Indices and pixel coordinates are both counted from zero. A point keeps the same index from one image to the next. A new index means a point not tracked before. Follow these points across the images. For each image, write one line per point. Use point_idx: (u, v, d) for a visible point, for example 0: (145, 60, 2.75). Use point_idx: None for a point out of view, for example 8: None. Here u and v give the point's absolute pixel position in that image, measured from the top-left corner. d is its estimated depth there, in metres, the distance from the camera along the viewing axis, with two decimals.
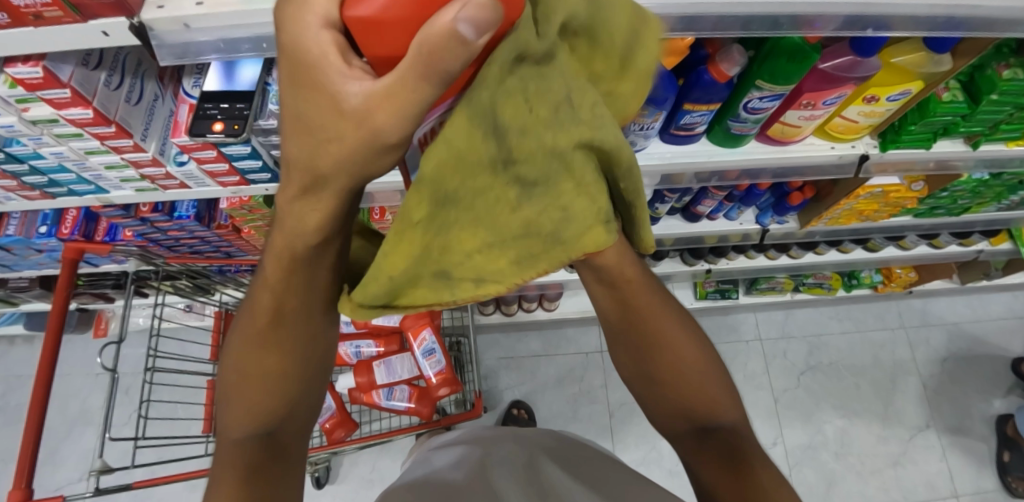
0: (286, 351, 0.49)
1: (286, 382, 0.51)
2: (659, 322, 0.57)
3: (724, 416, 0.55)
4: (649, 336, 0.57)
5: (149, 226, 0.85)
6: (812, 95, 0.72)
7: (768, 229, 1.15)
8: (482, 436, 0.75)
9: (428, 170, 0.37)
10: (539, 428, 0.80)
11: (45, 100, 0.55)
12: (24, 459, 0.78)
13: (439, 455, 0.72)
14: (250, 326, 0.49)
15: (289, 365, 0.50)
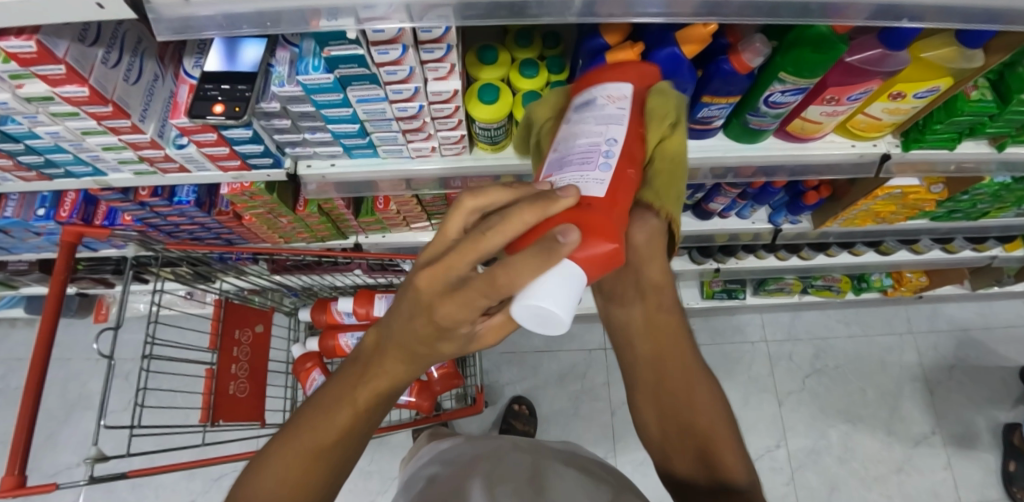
0: (347, 432, 0.52)
1: (328, 465, 0.51)
2: (684, 361, 0.62)
3: (737, 477, 0.54)
4: (673, 367, 0.62)
5: (148, 210, 0.83)
6: (836, 90, 0.69)
7: (781, 229, 1.11)
8: (487, 453, 0.72)
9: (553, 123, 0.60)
10: (544, 448, 0.77)
11: (39, 76, 0.53)
12: (17, 445, 0.77)
13: (443, 471, 0.69)
14: (324, 412, 0.52)
15: (337, 447, 0.51)
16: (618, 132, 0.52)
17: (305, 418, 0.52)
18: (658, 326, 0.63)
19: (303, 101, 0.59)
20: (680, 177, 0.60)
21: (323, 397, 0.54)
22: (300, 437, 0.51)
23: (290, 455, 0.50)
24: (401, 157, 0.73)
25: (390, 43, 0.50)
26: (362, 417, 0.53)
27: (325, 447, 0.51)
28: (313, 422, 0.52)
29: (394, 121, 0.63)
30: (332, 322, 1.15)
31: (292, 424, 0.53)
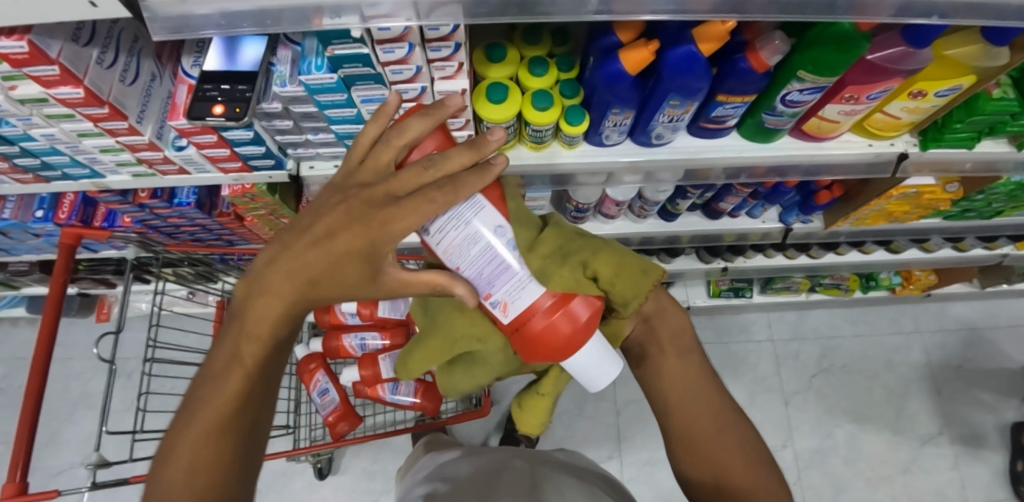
0: (246, 392, 0.47)
1: (236, 432, 0.46)
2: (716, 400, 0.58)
3: None
4: (707, 411, 0.58)
5: (148, 212, 0.81)
6: (855, 89, 0.67)
7: (791, 228, 1.09)
8: (488, 465, 0.70)
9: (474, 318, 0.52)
10: (545, 461, 0.75)
11: (32, 78, 0.51)
12: (18, 452, 0.76)
13: (443, 482, 0.67)
14: (218, 380, 0.47)
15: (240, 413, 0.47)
16: (496, 220, 0.45)
17: (195, 400, 0.47)
18: (692, 367, 0.60)
19: (305, 102, 0.57)
20: (624, 258, 0.51)
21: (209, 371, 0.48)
22: (194, 421, 0.45)
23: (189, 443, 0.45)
24: None
25: (396, 42, 0.48)
26: (255, 377, 0.47)
27: (225, 418, 0.46)
28: (203, 399, 0.46)
29: (400, 121, 0.61)
30: (336, 323, 1.14)
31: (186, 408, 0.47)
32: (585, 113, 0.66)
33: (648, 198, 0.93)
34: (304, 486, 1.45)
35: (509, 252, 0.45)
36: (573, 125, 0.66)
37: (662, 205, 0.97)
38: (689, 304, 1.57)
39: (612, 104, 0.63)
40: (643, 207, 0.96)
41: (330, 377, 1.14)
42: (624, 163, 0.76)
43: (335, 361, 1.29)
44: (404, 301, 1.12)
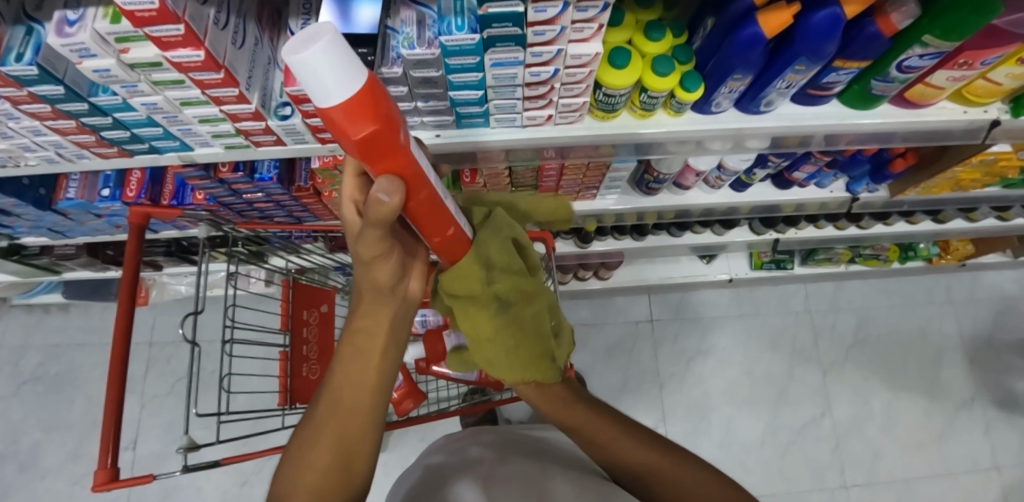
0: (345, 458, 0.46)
1: (327, 440, 0.45)
2: (606, 436, 0.59)
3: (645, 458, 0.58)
4: (609, 458, 0.59)
5: (225, 188, 0.78)
6: (972, 54, 0.65)
7: (858, 198, 1.08)
8: (479, 460, 0.65)
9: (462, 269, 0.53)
10: (542, 450, 0.71)
11: (151, 39, 0.47)
12: (107, 437, 0.74)
13: (484, 456, 0.66)
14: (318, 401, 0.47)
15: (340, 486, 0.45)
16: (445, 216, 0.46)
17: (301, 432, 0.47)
18: (577, 429, 0.61)
19: (430, 66, 0.54)
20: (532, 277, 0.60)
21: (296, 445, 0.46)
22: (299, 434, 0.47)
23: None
24: (511, 127, 0.69)
25: (551, 1, 0.45)
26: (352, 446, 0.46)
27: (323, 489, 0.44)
28: (305, 448, 0.45)
29: (521, 87, 0.58)
30: None
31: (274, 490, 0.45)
32: (702, 79, 0.64)
33: (729, 168, 0.90)
34: None
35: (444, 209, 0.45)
36: (689, 91, 0.63)
37: (739, 175, 0.95)
38: (731, 277, 1.57)
39: (736, 69, 0.60)
40: (720, 177, 0.95)
41: None
42: (726, 133, 0.74)
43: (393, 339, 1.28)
44: None
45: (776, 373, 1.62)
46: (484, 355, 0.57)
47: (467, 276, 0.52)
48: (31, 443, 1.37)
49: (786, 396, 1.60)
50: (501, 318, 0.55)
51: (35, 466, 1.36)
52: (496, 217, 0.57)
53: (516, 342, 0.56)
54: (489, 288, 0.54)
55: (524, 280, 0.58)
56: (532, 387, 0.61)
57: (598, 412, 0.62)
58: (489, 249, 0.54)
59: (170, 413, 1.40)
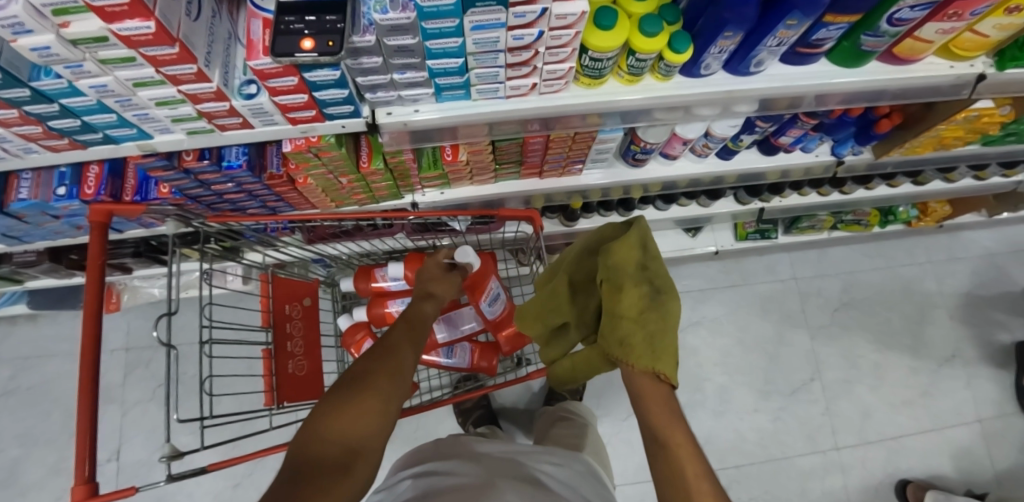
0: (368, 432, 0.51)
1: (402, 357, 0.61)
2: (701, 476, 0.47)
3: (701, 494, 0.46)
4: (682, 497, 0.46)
5: (192, 179, 0.73)
6: (962, 4, 0.63)
7: (844, 161, 1.07)
8: (472, 482, 0.57)
9: (615, 252, 0.66)
10: (538, 485, 0.59)
11: (92, 9, 0.42)
12: (82, 450, 0.69)
13: (480, 474, 0.59)
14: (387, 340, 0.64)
15: (355, 454, 0.48)
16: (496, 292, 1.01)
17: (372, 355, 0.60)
18: (664, 448, 0.51)
19: (406, 32, 0.50)
20: (672, 289, 0.63)
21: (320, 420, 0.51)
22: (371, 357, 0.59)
23: (298, 470, 0.45)
24: (494, 98, 0.65)
25: None
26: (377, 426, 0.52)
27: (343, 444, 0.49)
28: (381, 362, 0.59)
29: (504, 53, 0.55)
30: (379, 291, 1.09)
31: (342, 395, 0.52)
32: (690, 39, 0.61)
33: (716, 135, 0.88)
34: None
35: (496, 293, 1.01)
36: (678, 53, 0.61)
37: (727, 142, 0.93)
38: (718, 249, 1.57)
39: (728, 24, 0.58)
40: (708, 144, 0.92)
41: None
42: (717, 96, 0.72)
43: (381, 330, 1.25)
44: None
45: (767, 341, 1.64)
46: (623, 332, 0.61)
47: (619, 254, 0.65)
48: (7, 461, 1.31)
49: (777, 364, 1.62)
50: (648, 301, 0.61)
51: (12, 484, 1.30)
52: (640, 226, 0.69)
53: (658, 326, 0.59)
54: (645, 273, 0.64)
55: (659, 279, 0.64)
56: (653, 382, 0.57)
57: (694, 445, 0.51)
58: (633, 238, 0.66)
59: (152, 420, 1.34)
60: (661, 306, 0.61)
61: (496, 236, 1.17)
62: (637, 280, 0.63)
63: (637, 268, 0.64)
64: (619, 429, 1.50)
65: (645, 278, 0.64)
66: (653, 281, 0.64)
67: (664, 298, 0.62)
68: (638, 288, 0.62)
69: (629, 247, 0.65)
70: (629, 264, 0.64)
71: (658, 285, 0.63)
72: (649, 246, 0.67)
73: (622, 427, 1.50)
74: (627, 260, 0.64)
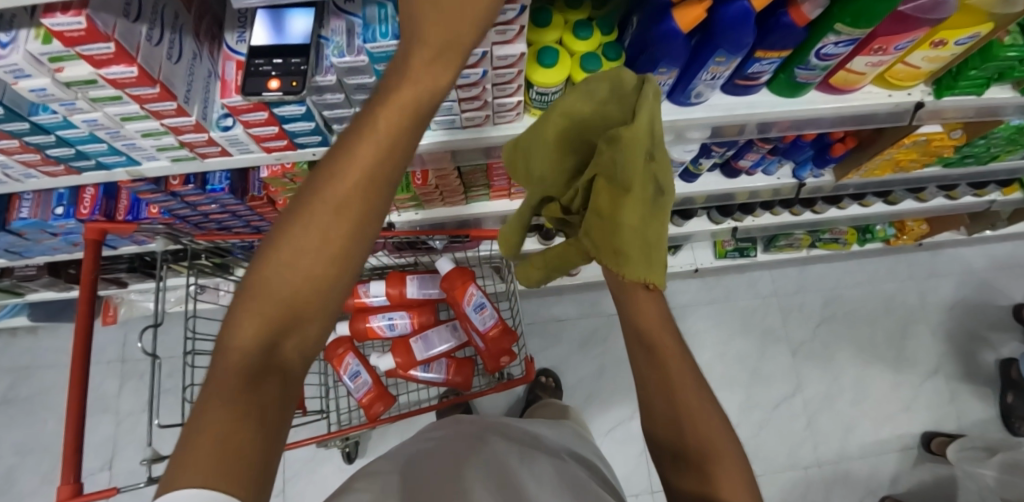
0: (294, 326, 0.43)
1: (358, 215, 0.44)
2: (687, 391, 0.58)
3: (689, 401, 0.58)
4: (671, 403, 0.58)
5: (178, 201, 0.79)
6: (885, 40, 0.69)
7: (805, 183, 1.12)
8: (465, 439, 0.64)
9: (626, 139, 0.56)
10: (525, 444, 0.67)
11: (83, 57, 0.49)
12: (70, 453, 0.74)
13: (472, 431, 0.67)
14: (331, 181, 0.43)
15: (287, 345, 0.43)
16: (480, 300, 1.07)
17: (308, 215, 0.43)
18: (656, 353, 0.61)
19: (362, 72, 0.56)
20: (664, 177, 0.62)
21: (231, 310, 0.43)
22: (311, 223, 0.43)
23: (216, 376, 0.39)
24: (451, 128, 0.71)
25: None
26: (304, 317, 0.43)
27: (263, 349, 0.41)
28: (318, 228, 0.43)
29: (454, 89, 0.61)
30: (361, 306, 1.14)
31: (266, 282, 0.42)
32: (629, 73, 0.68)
33: (674, 159, 0.94)
34: (333, 471, 1.44)
35: (480, 300, 1.07)
36: None
37: (686, 166, 0.99)
38: (698, 266, 1.62)
39: (661, 62, 0.64)
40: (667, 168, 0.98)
41: (360, 360, 1.13)
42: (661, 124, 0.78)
43: (364, 344, 1.30)
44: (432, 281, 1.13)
45: (748, 357, 1.67)
46: (623, 241, 0.63)
47: (632, 149, 0.56)
48: (4, 468, 1.36)
49: (758, 378, 1.65)
50: (649, 205, 0.62)
51: (8, 492, 1.34)
52: (648, 94, 0.54)
53: (654, 232, 0.63)
54: (651, 169, 0.59)
55: (659, 172, 0.61)
56: (646, 292, 0.65)
57: (686, 364, 0.61)
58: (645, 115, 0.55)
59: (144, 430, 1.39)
60: (656, 204, 0.62)
61: (473, 254, 1.22)
62: (645, 179, 0.59)
63: (644, 159, 0.57)
64: (601, 443, 1.52)
65: (649, 167, 0.59)
66: (654, 170, 0.60)
67: (657, 196, 0.62)
68: (642, 187, 0.59)
69: (642, 135, 0.56)
70: (639, 156, 0.57)
71: (657, 177, 0.61)
72: (656, 126, 0.57)
73: (604, 440, 1.53)
74: (637, 154, 0.57)
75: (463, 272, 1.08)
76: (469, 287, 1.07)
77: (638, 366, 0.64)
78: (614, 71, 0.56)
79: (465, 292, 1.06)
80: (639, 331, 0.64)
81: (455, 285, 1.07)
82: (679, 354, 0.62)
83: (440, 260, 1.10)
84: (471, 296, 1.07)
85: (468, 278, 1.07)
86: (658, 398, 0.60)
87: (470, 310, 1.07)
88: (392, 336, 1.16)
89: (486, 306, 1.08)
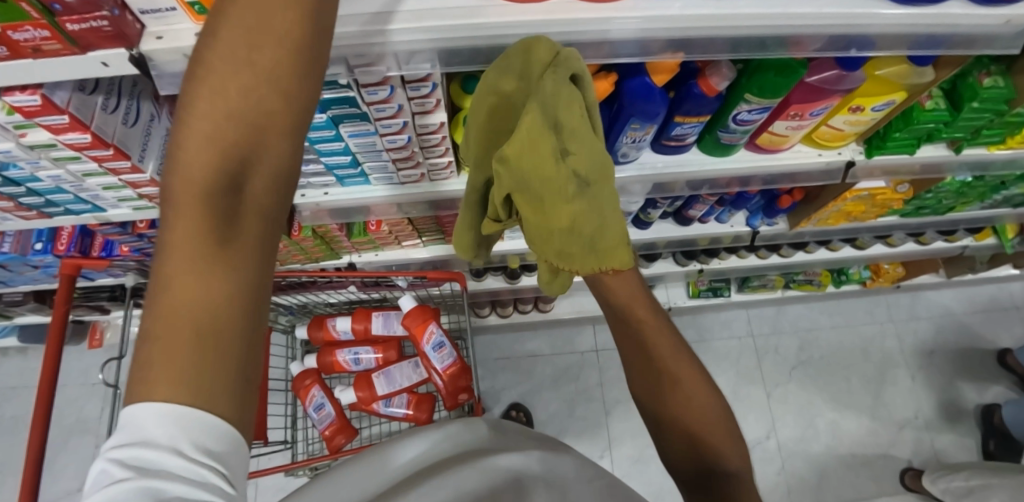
0: (261, 139, 0.34)
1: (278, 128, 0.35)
2: (668, 361, 0.57)
3: (674, 370, 0.57)
4: (657, 374, 0.57)
5: (146, 241, 0.86)
6: (799, 106, 0.72)
7: (758, 231, 1.15)
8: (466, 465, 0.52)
9: (520, 135, 0.48)
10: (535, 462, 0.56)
11: (43, 126, 0.55)
12: (29, 480, 0.79)
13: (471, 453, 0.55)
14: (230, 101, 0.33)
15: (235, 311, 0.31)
16: (439, 337, 1.11)
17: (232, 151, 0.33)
18: (635, 323, 0.58)
19: None
20: (599, 151, 0.52)
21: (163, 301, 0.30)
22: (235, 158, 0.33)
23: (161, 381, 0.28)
24: (391, 184, 0.77)
25: (379, 85, 0.54)
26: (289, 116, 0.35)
27: (223, 187, 0.32)
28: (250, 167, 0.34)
29: (385, 152, 0.67)
30: (329, 339, 1.19)
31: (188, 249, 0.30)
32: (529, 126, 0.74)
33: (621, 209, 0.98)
34: None
35: (440, 337, 1.11)
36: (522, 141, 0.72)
37: (636, 214, 1.04)
38: (670, 305, 1.64)
39: None
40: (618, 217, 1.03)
41: (325, 392, 1.18)
42: None
43: (330, 375, 1.34)
44: (396, 318, 1.18)
45: None
46: (559, 246, 0.53)
47: (526, 144, 0.48)
48: None
49: None
50: (578, 197, 0.51)
51: None
52: (552, 71, 0.48)
53: (597, 230, 0.52)
54: (563, 163, 0.49)
55: (582, 146, 0.50)
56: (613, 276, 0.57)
57: (666, 329, 0.59)
58: (547, 91, 0.48)
59: None
60: (592, 193, 0.51)
61: (437, 292, 1.27)
62: (559, 178, 0.49)
63: (548, 154, 0.48)
64: None
65: (567, 162, 0.50)
66: (574, 153, 0.50)
67: (582, 181, 0.51)
68: (557, 181, 0.49)
69: (552, 115, 0.49)
70: (536, 146, 0.48)
71: (580, 157, 0.50)
72: (564, 97, 0.49)
73: None
74: (540, 148, 0.48)
75: (423, 309, 1.11)
76: (429, 325, 1.11)
77: (618, 339, 0.61)
78: (532, 39, 0.49)
79: (426, 331, 1.10)
80: (616, 312, 0.59)
81: (415, 323, 1.11)
82: (658, 319, 0.59)
83: (404, 297, 1.13)
84: (431, 334, 1.11)
85: (431, 316, 1.11)
86: (644, 372, 0.58)
87: (430, 348, 1.11)
88: (358, 370, 1.20)
89: (445, 344, 1.12)
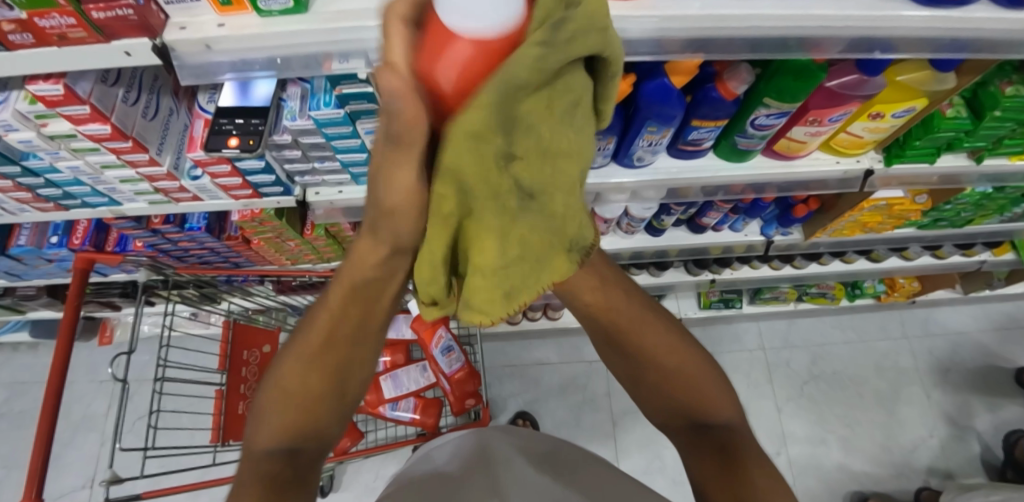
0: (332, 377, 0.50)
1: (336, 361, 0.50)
2: (650, 340, 0.59)
3: (657, 346, 0.58)
4: (643, 359, 0.58)
5: (160, 237, 0.86)
6: (817, 112, 0.72)
7: (773, 241, 1.14)
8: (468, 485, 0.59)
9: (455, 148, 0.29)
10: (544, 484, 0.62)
11: (64, 116, 0.55)
12: (34, 475, 0.78)
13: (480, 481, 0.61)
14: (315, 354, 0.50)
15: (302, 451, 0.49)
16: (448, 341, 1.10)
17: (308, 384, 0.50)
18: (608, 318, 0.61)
19: (314, 133, 0.63)
20: (567, 159, 0.33)
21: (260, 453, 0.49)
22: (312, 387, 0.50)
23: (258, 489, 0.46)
24: None
25: None
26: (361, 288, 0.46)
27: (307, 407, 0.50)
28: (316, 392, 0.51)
29: None
30: None
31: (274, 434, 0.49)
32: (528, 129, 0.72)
33: (635, 215, 0.98)
34: None
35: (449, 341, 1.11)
36: None
37: (649, 220, 1.03)
38: (680, 316, 1.62)
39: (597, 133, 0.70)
40: (631, 223, 1.03)
41: None
42: (607, 185, 0.81)
43: None
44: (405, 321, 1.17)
45: None
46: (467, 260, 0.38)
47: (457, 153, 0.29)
48: None
49: None
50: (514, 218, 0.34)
51: None
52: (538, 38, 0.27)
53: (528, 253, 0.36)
54: (504, 176, 0.31)
55: (536, 155, 0.31)
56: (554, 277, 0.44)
57: (641, 310, 0.61)
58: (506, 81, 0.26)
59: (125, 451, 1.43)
60: (539, 216, 0.35)
61: None
62: (490, 194, 0.32)
63: (483, 164, 0.30)
64: None
65: (511, 175, 0.31)
66: (530, 160, 0.31)
67: (522, 197, 0.33)
68: (490, 197, 0.32)
69: (507, 121, 0.28)
70: (476, 158, 0.29)
71: (532, 167, 0.32)
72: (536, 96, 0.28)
73: None
74: (475, 159, 0.29)
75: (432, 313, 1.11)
76: (438, 329, 1.09)
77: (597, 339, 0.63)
78: None
79: (434, 335, 1.09)
80: (591, 312, 0.61)
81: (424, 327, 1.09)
82: (632, 306, 0.61)
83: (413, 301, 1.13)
84: (439, 338, 1.10)
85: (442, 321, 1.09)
86: (628, 363, 0.60)
87: (438, 352, 1.10)
88: None
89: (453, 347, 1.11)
